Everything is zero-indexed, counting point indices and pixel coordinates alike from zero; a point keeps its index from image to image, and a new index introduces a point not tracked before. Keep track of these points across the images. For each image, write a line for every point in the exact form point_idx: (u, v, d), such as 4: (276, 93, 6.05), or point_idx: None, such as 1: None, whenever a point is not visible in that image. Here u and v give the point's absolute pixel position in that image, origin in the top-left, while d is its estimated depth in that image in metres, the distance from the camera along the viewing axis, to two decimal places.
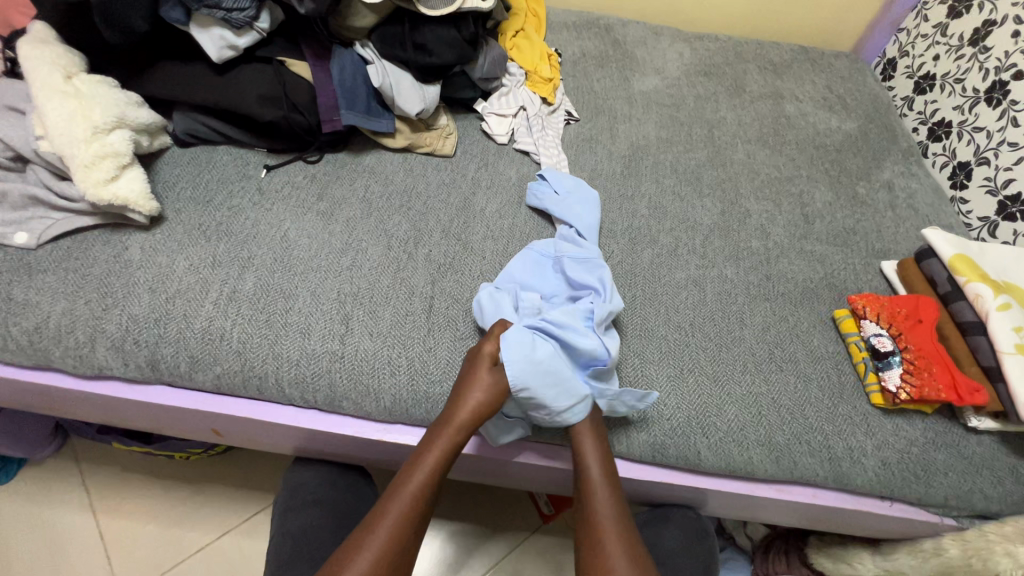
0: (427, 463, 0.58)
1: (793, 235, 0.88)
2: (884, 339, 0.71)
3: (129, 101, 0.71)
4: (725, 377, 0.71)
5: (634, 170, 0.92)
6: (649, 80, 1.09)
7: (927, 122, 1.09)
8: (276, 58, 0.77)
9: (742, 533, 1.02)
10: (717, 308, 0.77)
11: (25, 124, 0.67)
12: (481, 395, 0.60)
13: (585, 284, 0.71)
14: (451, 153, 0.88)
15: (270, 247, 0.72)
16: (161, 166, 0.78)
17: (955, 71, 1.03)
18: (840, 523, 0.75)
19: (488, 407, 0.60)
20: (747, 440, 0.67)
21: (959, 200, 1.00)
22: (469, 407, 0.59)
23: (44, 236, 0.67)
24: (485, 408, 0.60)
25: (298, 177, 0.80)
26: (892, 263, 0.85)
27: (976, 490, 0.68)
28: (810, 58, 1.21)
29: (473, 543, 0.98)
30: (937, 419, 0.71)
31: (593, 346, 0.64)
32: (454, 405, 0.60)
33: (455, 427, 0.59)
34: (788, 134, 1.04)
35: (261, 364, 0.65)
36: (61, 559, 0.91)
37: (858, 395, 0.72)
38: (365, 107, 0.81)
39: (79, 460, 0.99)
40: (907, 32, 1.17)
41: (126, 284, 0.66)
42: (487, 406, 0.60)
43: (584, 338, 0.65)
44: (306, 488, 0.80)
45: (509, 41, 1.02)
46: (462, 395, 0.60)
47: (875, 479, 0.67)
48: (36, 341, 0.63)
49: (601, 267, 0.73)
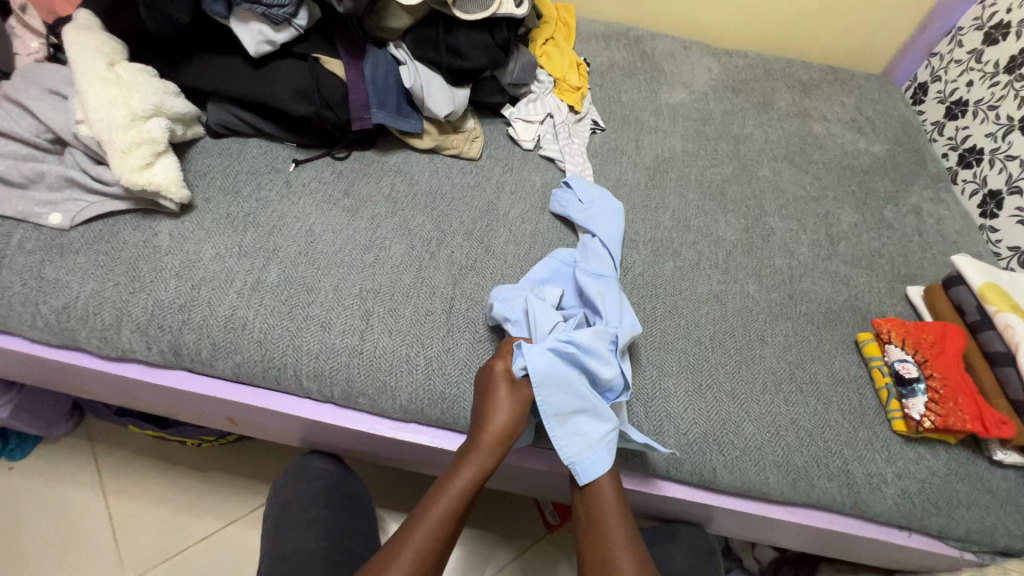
0: (455, 485, 0.59)
1: (818, 255, 0.87)
2: (908, 365, 0.70)
3: (167, 91, 0.72)
4: (743, 395, 0.70)
5: (658, 181, 0.92)
6: (676, 93, 1.09)
7: (957, 148, 1.08)
8: (311, 54, 0.78)
9: (750, 555, 0.97)
10: (738, 324, 0.76)
11: (67, 109, 0.69)
12: (506, 421, 0.60)
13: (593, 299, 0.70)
14: (477, 156, 0.89)
15: (296, 240, 0.73)
16: (194, 155, 0.79)
17: (989, 98, 1.02)
18: (854, 551, 0.74)
19: (511, 434, 0.60)
20: (765, 460, 0.66)
21: (988, 228, 0.98)
22: (496, 423, 0.60)
23: (78, 218, 0.68)
24: (508, 434, 0.60)
25: (325, 173, 0.81)
26: (917, 288, 0.84)
27: (999, 525, 0.66)
28: (840, 79, 1.20)
29: (477, 545, 0.98)
30: (961, 450, 0.69)
31: (612, 375, 0.63)
32: (477, 436, 0.60)
33: (480, 455, 0.59)
34: (815, 153, 1.03)
35: (281, 355, 0.65)
36: (71, 538, 0.92)
37: (880, 420, 0.70)
38: (396, 107, 0.82)
39: (93, 440, 1.01)
40: (940, 57, 1.16)
41: (154, 269, 0.67)
42: (507, 434, 0.60)
43: (605, 367, 0.63)
44: (315, 482, 0.80)
45: (539, 49, 1.02)
46: (486, 425, 0.60)
47: (894, 508, 0.66)
48: (64, 321, 0.64)
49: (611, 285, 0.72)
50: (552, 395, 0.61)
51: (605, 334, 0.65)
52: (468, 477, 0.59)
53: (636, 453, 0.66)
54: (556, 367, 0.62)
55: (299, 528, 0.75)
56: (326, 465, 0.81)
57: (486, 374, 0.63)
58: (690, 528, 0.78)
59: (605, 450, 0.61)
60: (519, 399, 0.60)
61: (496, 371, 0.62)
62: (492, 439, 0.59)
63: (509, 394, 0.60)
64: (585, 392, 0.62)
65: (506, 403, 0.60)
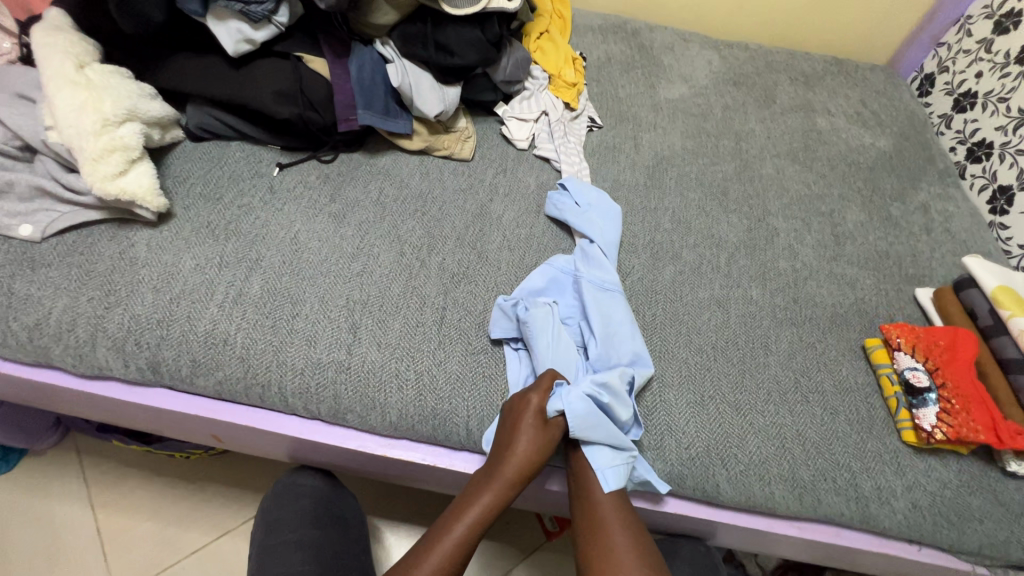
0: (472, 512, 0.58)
1: (823, 256, 0.84)
2: (919, 373, 0.68)
3: (142, 94, 0.69)
4: (747, 405, 0.67)
5: (657, 181, 0.89)
6: (675, 87, 1.05)
7: (966, 142, 1.04)
8: (294, 53, 0.75)
9: (753, 563, 0.96)
10: (741, 331, 0.74)
11: (36, 114, 0.66)
12: (528, 456, 0.58)
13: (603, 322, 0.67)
14: (469, 157, 0.85)
15: (279, 248, 0.70)
16: (173, 160, 0.75)
17: (999, 90, 0.98)
18: (861, 564, 0.71)
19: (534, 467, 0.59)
20: (770, 474, 0.63)
21: (998, 225, 0.95)
22: (518, 457, 0.58)
23: (50, 229, 0.65)
24: (532, 467, 0.59)
25: (311, 177, 0.78)
26: (927, 290, 0.81)
27: (1013, 539, 0.64)
28: (844, 70, 1.17)
29: (474, 556, 0.96)
30: (973, 461, 0.66)
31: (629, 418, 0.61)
32: (498, 467, 0.58)
33: (498, 485, 0.58)
34: (819, 149, 1.00)
35: (265, 371, 0.62)
36: (58, 554, 0.89)
37: (889, 431, 0.68)
38: (383, 107, 0.78)
39: (80, 453, 0.98)
40: (948, 47, 1.12)
41: (130, 282, 0.64)
42: (531, 467, 0.59)
43: (623, 409, 0.61)
44: (305, 498, 0.77)
45: (533, 43, 0.99)
46: (509, 458, 0.58)
47: (904, 522, 0.63)
48: (36, 338, 0.61)
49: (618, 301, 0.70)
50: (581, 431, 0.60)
51: (624, 374, 0.63)
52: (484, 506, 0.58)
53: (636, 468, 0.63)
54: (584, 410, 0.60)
55: (289, 546, 0.73)
56: (315, 482, 0.79)
57: (517, 404, 0.60)
58: (692, 542, 0.76)
59: (613, 472, 0.59)
60: (544, 435, 0.59)
61: (529, 407, 0.59)
62: (514, 473, 0.58)
63: (535, 430, 0.59)
64: (613, 429, 0.60)
65: (531, 439, 0.58)
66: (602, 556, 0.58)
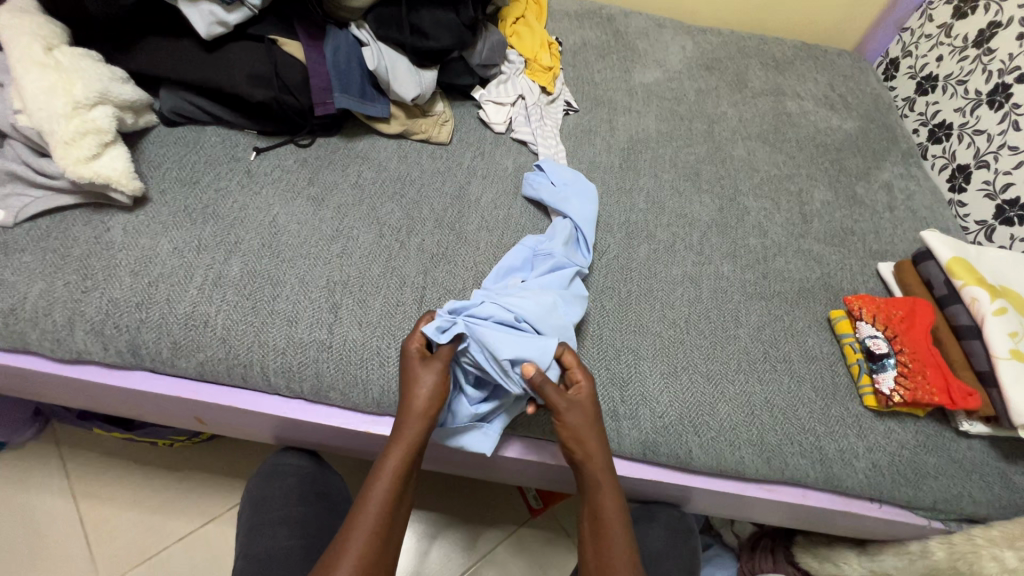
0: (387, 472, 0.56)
1: (791, 234, 0.87)
2: (879, 340, 0.71)
3: (113, 77, 0.68)
4: (718, 375, 0.70)
5: (632, 163, 0.91)
6: (650, 72, 1.07)
7: (928, 124, 1.08)
8: (268, 36, 0.74)
9: (729, 531, 1.01)
10: (712, 305, 0.76)
11: (3, 98, 0.65)
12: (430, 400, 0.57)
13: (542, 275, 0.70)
14: (447, 141, 0.86)
15: (258, 231, 0.70)
16: (147, 145, 0.75)
17: (958, 73, 1.02)
18: (827, 523, 0.75)
19: (439, 405, 0.58)
20: (740, 439, 0.66)
21: (957, 202, 0.99)
22: (421, 399, 0.57)
23: (22, 215, 0.64)
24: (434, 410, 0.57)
25: (288, 160, 0.78)
26: (888, 264, 0.85)
27: (965, 494, 0.68)
28: (813, 55, 1.20)
29: (460, 534, 0.98)
30: (930, 422, 0.70)
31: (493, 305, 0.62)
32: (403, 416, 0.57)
33: (411, 431, 0.57)
34: (789, 131, 1.03)
35: (247, 351, 0.63)
36: (39, 544, 0.89)
37: (852, 396, 0.71)
38: (360, 90, 0.78)
39: (60, 444, 0.97)
40: (911, 32, 1.16)
41: (107, 266, 0.64)
42: (434, 406, 0.57)
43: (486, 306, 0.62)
44: (291, 479, 0.78)
45: (509, 28, 0.99)
46: (409, 402, 0.57)
47: (866, 481, 0.67)
48: (12, 323, 0.61)
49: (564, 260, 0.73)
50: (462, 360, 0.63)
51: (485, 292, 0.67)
52: (402, 458, 0.56)
53: (611, 437, 0.65)
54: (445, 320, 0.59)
55: (274, 526, 0.74)
56: (301, 462, 0.81)
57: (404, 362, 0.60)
58: (668, 509, 0.79)
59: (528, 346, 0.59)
60: (432, 372, 0.58)
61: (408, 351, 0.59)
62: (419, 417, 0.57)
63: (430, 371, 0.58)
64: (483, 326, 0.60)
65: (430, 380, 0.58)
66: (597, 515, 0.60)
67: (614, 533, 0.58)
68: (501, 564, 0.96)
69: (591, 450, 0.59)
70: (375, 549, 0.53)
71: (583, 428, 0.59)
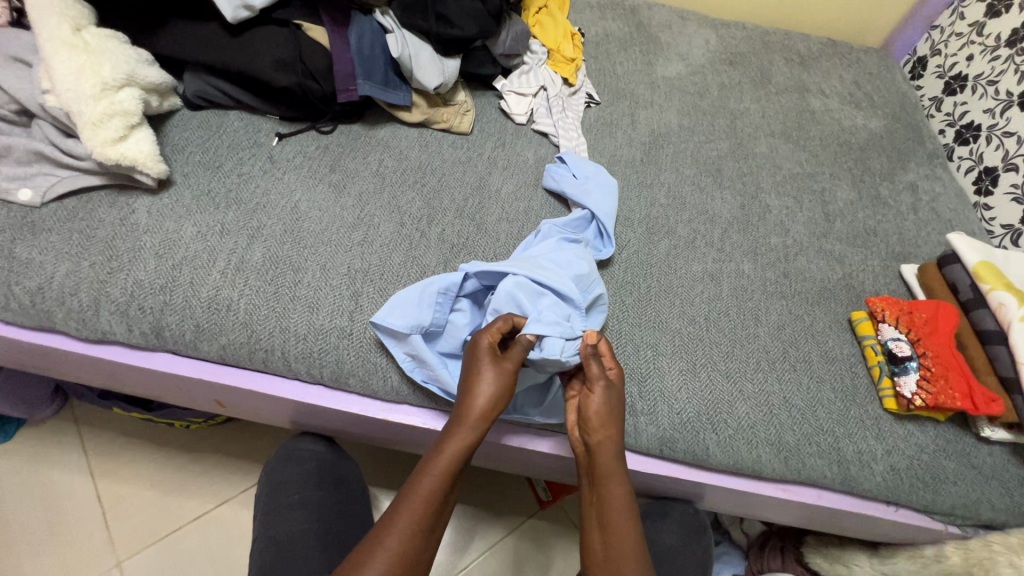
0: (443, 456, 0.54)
1: (813, 233, 0.86)
2: (901, 343, 0.70)
3: (139, 59, 0.68)
4: (737, 373, 0.70)
5: (653, 157, 0.90)
6: (673, 65, 1.05)
7: (955, 125, 1.06)
8: (293, 21, 0.74)
9: (738, 528, 1.01)
10: (733, 303, 0.76)
11: (33, 78, 0.65)
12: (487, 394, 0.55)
13: (555, 244, 0.72)
14: (468, 131, 0.86)
15: (280, 217, 0.70)
16: (171, 128, 0.75)
17: (989, 73, 1.00)
18: (841, 525, 0.75)
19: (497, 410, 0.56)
20: (757, 438, 0.66)
21: (983, 206, 0.98)
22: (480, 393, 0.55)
23: (49, 195, 0.65)
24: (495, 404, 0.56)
25: (310, 147, 0.78)
26: (911, 266, 0.84)
27: (984, 500, 0.67)
28: (838, 52, 1.18)
29: (470, 524, 0.99)
30: (949, 427, 0.70)
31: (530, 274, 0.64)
32: (463, 405, 0.56)
33: (468, 424, 0.55)
34: (812, 129, 1.01)
35: (268, 336, 0.63)
36: (59, 520, 0.91)
37: (871, 399, 0.71)
38: (383, 78, 0.78)
39: (79, 422, 0.99)
40: (941, 29, 1.13)
41: (133, 248, 0.64)
42: (499, 395, 0.56)
43: (526, 272, 0.64)
44: (307, 464, 0.79)
45: (532, 18, 0.99)
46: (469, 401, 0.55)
47: (883, 484, 0.67)
48: (38, 302, 0.62)
49: (572, 235, 0.74)
50: (424, 372, 0.63)
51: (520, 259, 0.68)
52: (457, 452, 0.55)
53: (629, 432, 0.65)
54: (435, 314, 0.63)
55: (290, 510, 0.75)
56: (316, 446, 0.81)
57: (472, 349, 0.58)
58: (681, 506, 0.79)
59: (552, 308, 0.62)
60: (500, 366, 0.56)
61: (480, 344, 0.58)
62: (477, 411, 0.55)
63: (491, 363, 0.56)
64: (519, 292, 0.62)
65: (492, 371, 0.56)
66: (608, 524, 0.56)
67: (618, 528, 0.56)
68: (509, 555, 0.97)
69: (608, 432, 0.58)
70: (421, 530, 0.52)
71: (605, 410, 0.58)
